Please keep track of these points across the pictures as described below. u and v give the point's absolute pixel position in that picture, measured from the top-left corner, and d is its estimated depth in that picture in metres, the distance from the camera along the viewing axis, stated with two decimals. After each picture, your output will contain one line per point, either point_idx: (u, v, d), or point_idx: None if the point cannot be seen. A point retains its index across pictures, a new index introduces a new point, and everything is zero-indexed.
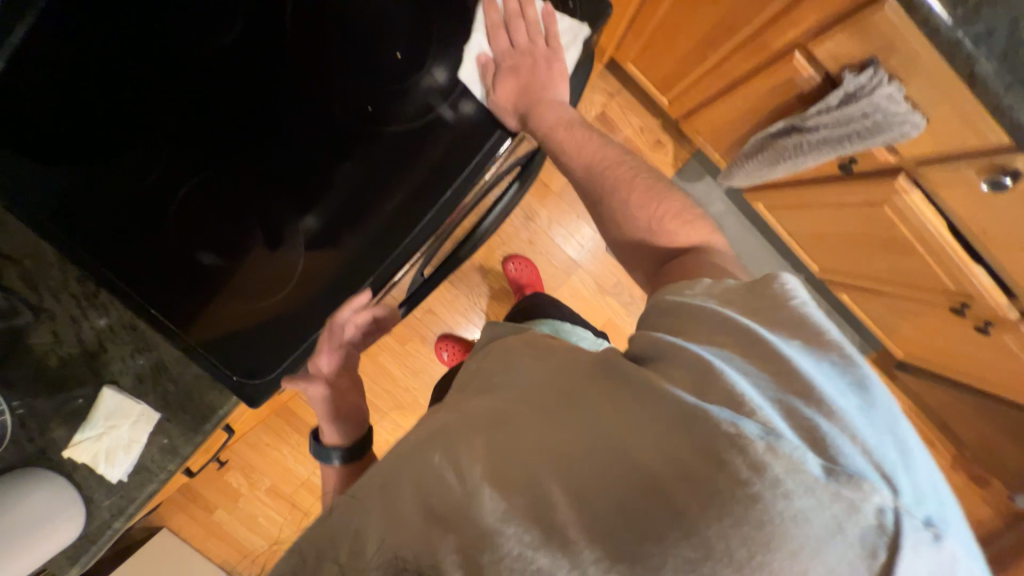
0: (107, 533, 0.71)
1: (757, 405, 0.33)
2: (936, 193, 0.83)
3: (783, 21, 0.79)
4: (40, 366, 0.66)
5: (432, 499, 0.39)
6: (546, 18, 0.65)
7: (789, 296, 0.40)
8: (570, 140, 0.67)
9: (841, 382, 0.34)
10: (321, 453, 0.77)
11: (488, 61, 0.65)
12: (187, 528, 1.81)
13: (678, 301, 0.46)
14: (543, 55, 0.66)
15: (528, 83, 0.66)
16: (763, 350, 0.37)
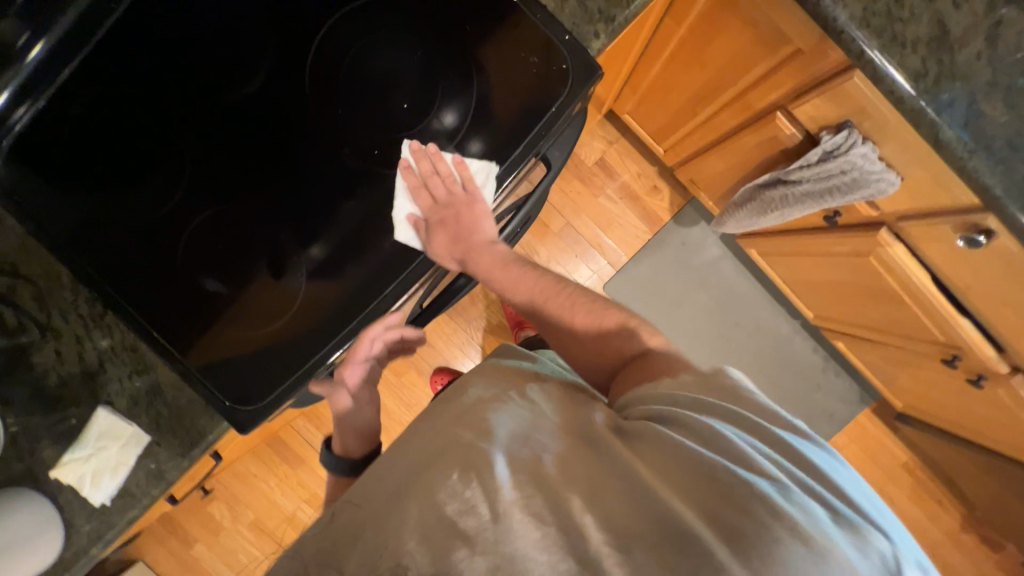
0: (82, 560, 0.70)
1: (761, 465, 0.42)
2: (917, 247, 0.87)
3: (766, 83, 0.85)
4: (41, 384, 0.68)
5: (450, 511, 0.41)
6: (459, 172, 0.67)
7: (741, 386, 0.50)
8: (511, 278, 0.76)
9: (811, 449, 0.45)
10: (328, 463, 0.82)
11: (419, 221, 0.68)
12: (163, 563, 1.74)
13: (651, 385, 0.56)
14: (466, 203, 0.70)
15: (458, 231, 0.73)
16: (747, 423, 0.46)
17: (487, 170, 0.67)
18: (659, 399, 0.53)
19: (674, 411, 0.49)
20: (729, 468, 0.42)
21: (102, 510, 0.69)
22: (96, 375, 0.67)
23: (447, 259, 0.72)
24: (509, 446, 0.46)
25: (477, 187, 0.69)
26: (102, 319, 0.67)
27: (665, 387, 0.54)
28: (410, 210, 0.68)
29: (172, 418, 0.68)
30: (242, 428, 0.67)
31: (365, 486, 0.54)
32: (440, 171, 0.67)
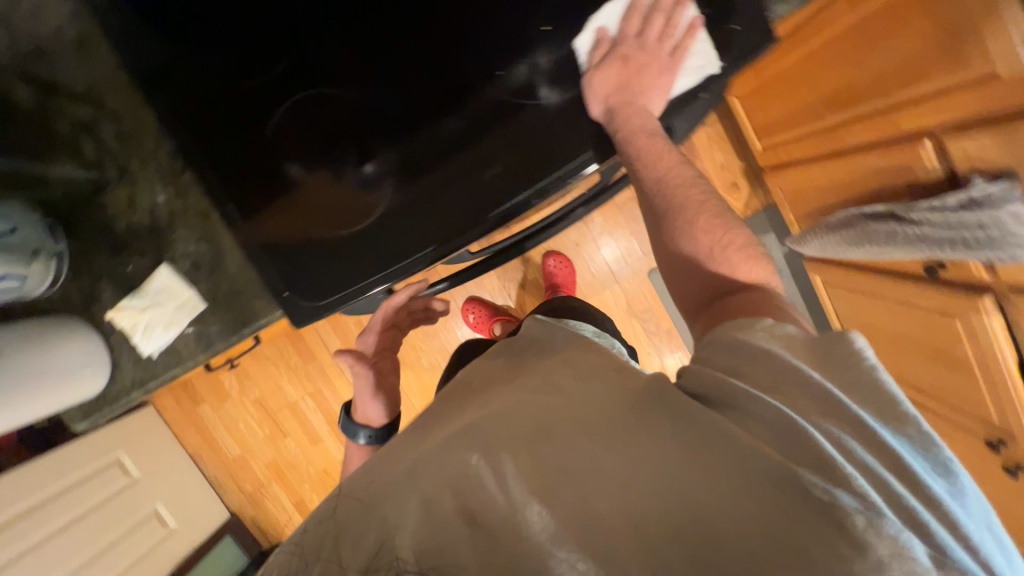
0: (122, 399, 0.74)
1: (855, 481, 0.37)
2: (1020, 326, 0.79)
3: (927, 104, 0.74)
4: (111, 226, 0.67)
5: (473, 501, 0.44)
6: (688, 29, 0.58)
7: (859, 358, 0.43)
8: (649, 145, 0.60)
9: (921, 463, 0.39)
10: (350, 429, 0.93)
11: (605, 39, 0.59)
12: (171, 411, 1.88)
13: (745, 326, 0.48)
14: (665, 61, 0.59)
15: (631, 78, 0.60)
16: (849, 419, 0.41)
17: (709, 63, 0.59)
18: (739, 363, 0.46)
19: (751, 390, 0.43)
20: (809, 482, 0.37)
21: (146, 361, 0.71)
22: (163, 232, 0.66)
23: (600, 99, 0.60)
24: (523, 438, 0.47)
25: (690, 56, 0.59)
26: (179, 176, 0.65)
27: (758, 343, 0.46)
28: (608, 26, 0.59)
29: (228, 293, 0.67)
30: (297, 322, 0.67)
31: (366, 482, 0.50)
32: (669, 16, 0.58)
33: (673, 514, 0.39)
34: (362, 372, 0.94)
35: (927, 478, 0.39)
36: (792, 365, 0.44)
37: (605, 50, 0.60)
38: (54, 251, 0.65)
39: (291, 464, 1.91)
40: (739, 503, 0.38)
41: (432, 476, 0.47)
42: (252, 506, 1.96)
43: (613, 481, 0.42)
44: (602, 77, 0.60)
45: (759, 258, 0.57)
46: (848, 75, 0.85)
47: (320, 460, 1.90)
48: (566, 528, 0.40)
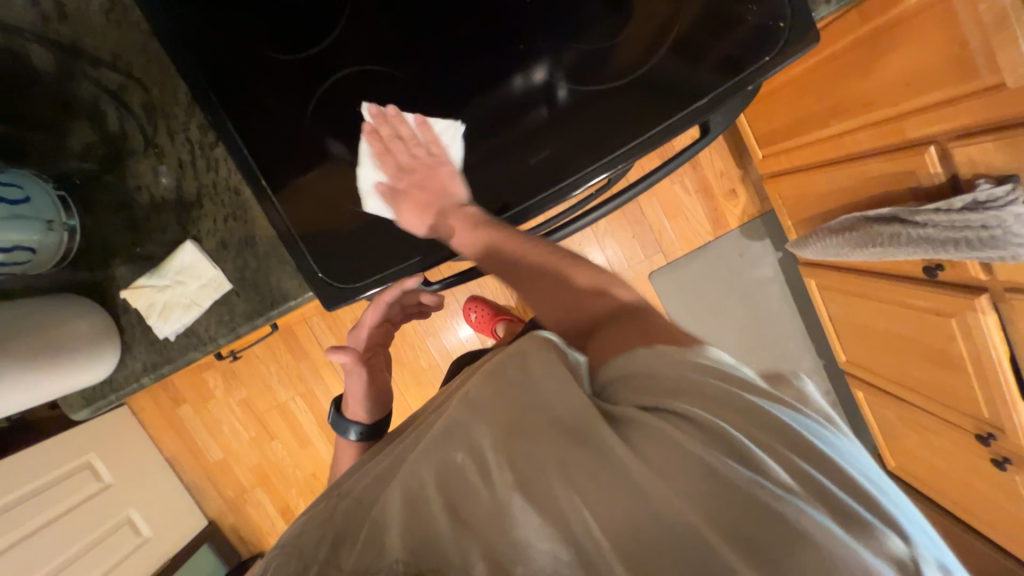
0: (131, 386, 0.69)
1: (786, 481, 0.34)
2: (1012, 323, 0.85)
3: (934, 113, 0.80)
4: (131, 200, 0.64)
5: (454, 498, 0.39)
6: (420, 128, 0.62)
7: (732, 373, 0.41)
8: (477, 239, 0.61)
9: (843, 457, 0.37)
10: (340, 425, 0.90)
11: (384, 191, 0.64)
12: (148, 412, 1.76)
13: (632, 352, 0.44)
14: (434, 164, 0.64)
15: (428, 197, 0.65)
16: (764, 422, 0.37)
17: (451, 128, 0.62)
18: (659, 382, 0.41)
19: (664, 403, 0.39)
20: (751, 486, 0.34)
21: (161, 345, 0.67)
22: (190, 207, 0.64)
23: (422, 225, 0.63)
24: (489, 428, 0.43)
25: (439, 145, 0.63)
26: (209, 150, 0.62)
27: (650, 361, 0.42)
28: (377, 179, 0.64)
29: (258, 273, 0.65)
30: (326, 305, 0.64)
31: (366, 483, 0.49)
32: (398, 133, 0.63)
33: (633, 517, 0.34)
34: (356, 372, 0.92)
35: (850, 470, 0.36)
36: (688, 376, 0.40)
37: (391, 187, 0.64)
38: (66, 228, 0.61)
39: (278, 468, 1.83)
40: (694, 507, 0.33)
41: (413, 474, 0.42)
42: (232, 514, 1.86)
43: (571, 481, 0.36)
44: (404, 214, 0.64)
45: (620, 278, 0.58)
46: (860, 84, 0.90)
47: (309, 464, 1.83)
48: (548, 534, 0.35)
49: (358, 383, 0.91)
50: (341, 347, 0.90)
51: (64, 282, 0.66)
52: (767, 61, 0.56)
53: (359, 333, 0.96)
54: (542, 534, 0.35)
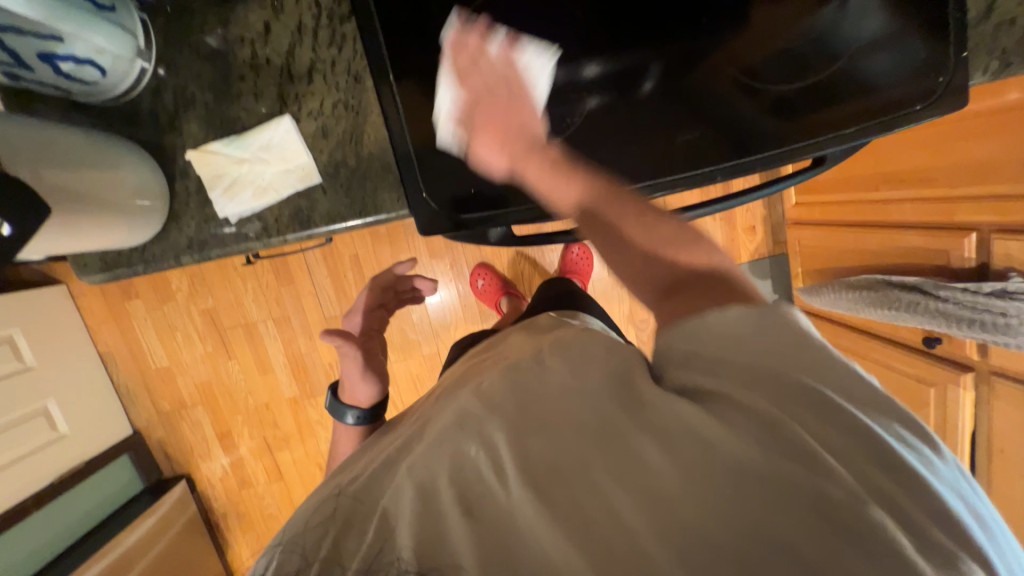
0: (167, 261, 0.61)
1: (833, 468, 0.34)
2: (985, 403, 0.97)
3: (988, 204, 0.87)
4: (229, 50, 0.55)
5: (468, 490, 0.41)
6: (506, 55, 0.55)
7: (801, 328, 0.41)
8: (553, 182, 0.53)
9: (911, 448, 0.35)
10: (336, 409, 0.74)
11: (461, 115, 0.56)
12: (88, 299, 1.54)
13: (695, 323, 0.42)
14: (518, 97, 0.56)
15: (513, 128, 0.56)
16: (848, 423, 0.36)
17: (545, 59, 0.56)
18: (708, 362, 0.41)
19: (718, 388, 0.40)
20: (803, 481, 0.33)
21: (217, 224, 0.60)
22: (297, 80, 0.56)
23: (499, 165, 0.56)
24: (516, 427, 0.44)
25: (530, 76, 0.56)
26: (340, 23, 0.55)
27: (716, 329, 0.41)
28: (452, 102, 0.56)
29: (355, 173, 0.58)
30: (422, 231, 0.59)
31: (371, 475, 0.47)
32: (484, 57, 0.55)
33: (656, 518, 0.35)
34: (352, 354, 0.75)
35: (912, 459, 0.34)
36: (763, 362, 0.39)
37: (467, 123, 0.56)
38: (140, 64, 0.53)
39: (230, 391, 1.65)
40: (719, 498, 0.34)
41: (428, 467, 0.43)
42: (162, 428, 1.66)
43: (593, 478, 0.39)
44: (477, 146, 0.56)
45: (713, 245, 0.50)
46: (926, 160, 0.97)
47: (264, 393, 1.66)
48: (564, 530, 0.37)
49: (353, 367, 0.75)
50: (334, 330, 0.73)
51: (116, 122, 0.56)
52: (916, 110, 0.56)
53: (354, 319, 0.83)
54: (544, 529, 0.37)
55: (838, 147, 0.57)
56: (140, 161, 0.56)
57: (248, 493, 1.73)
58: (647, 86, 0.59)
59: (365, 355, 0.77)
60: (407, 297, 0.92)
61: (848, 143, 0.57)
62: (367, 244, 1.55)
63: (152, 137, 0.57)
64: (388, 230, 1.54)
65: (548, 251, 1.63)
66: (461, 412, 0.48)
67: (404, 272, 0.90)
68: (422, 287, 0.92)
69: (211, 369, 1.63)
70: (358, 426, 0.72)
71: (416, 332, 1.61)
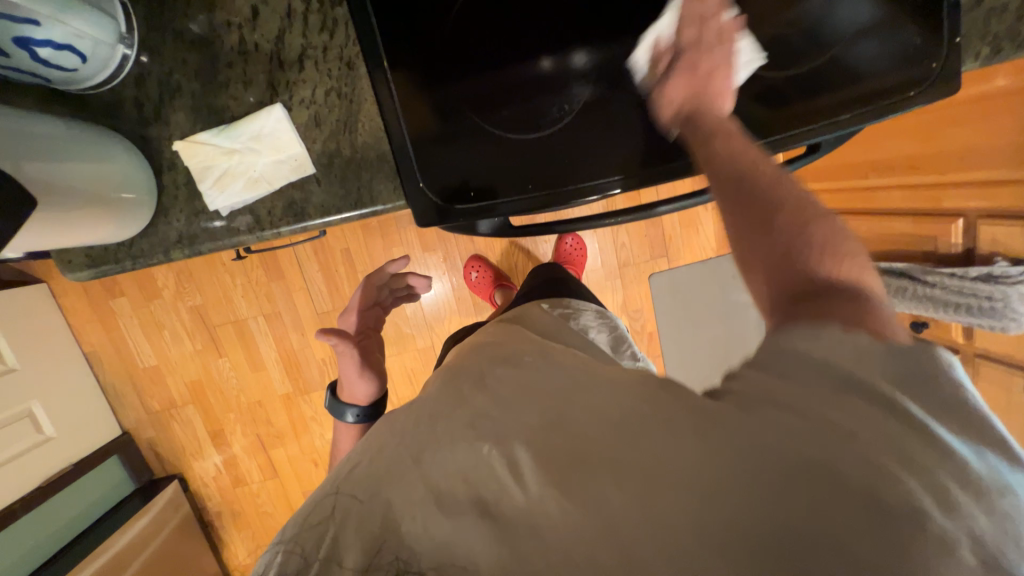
0: (156, 257, 0.59)
1: (893, 470, 0.33)
2: (970, 384, 0.99)
3: (976, 189, 0.89)
4: (215, 36, 0.53)
5: (483, 489, 0.42)
6: (732, 27, 0.56)
7: (941, 365, 0.38)
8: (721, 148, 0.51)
9: (977, 457, 0.34)
10: (335, 408, 0.74)
11: (662, 47, 0.57)
12: (70, 297, 1.50)
13: (814, 330, 0.39)
14: (718, 61, 0.55)
15: (703, 89, 0.56)
16: (910, 422, 0.35)
17: (755, 57, 0.57)
18: (806, 367, 0.38)
19: (789, 386, 0.38)
20: (848, 478, 0.34)
21: (206, 217, 0.58)
22: (288, 67, 0.55)
23: (675, 114, 0.57)
24: (535, 426, 0.46)
25: (738, 60, 0.57)
26: (330, 7, 0.53)
27: (829, 341, 0.38)
28: (666, 33, 0.56)
29: (349, 164, 0.57)
30: (416, 222, 0.59)
31: (370, 468, 0.46)
32: (714, 21, 0.56)
33: (693, 517, 0.35)
34: (349, 353, 0.73)
35: (984, 472, 0.33)
36: (857, 370, 0.37)
37: (667, 66, 0.57)
38: (122, 50, 0.51)
39: (221, 388, 1.63)
40: (755, 490, 0.35)
41: (441, 465, 0.44)
42: (152, 428, 1.63)
43: (619, 478, 0.39)
44: (663, 88, 0.56)
45: (852, 253, 0.45)
46: (914, 147, 0.98)
47: (256, 390, 1.64)
48: (583, 526, 0.37)
49: (351, 365, 0.73)
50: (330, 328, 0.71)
51: (97, 111, 0.54)
52: (909, 96, 0.56)
53: (348, 317, 0.81)
54: (567, 525, 0.38)
55: (830, 135, 0.57)
56: (128, 156, 0.54)
57: (243, 491, 1.71)
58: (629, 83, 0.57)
59: (363, 353, 0.75)
60: (403, 294, 0.90)
61: (839, 132, 0.56)
62: (359, 238, 1.52)
63: (138, 128, 0.55)
64: (379, 223, 1.52)
65: (541, 243, 1.62)
66: (471, 408, 0.50)
67: (398, 269, 0.87)
68: (417, 285, 0.91)
69: (201, 367, 1.60)
70: (359, 424, 0.73)
71: (410, 325, 1.60)
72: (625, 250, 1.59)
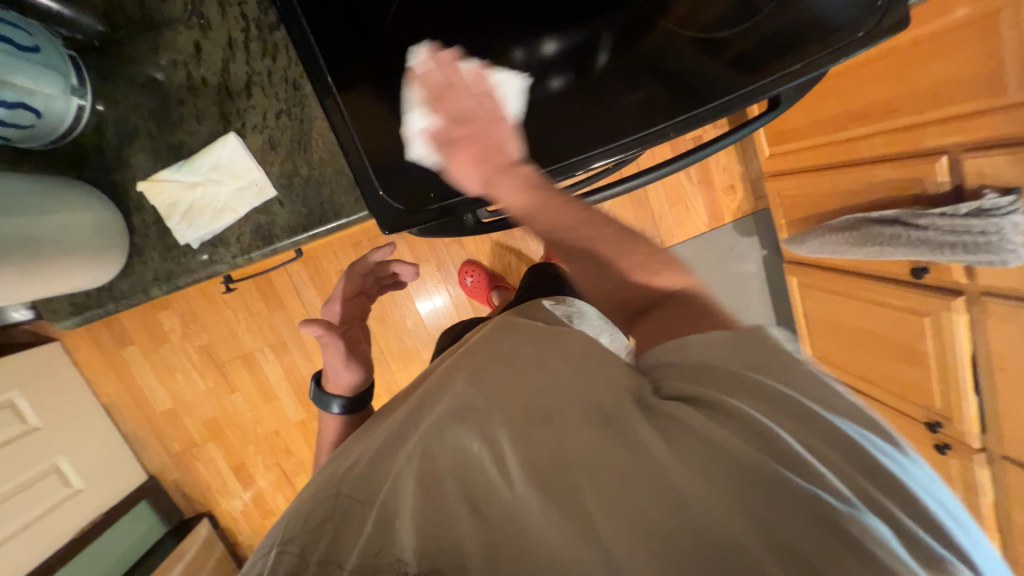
0: (137, 295, 0.62)
1: (821, 473, 0.35)
2: (979, 325, 0.97)
3: (956, 124, 0.87)
4: (166, 78, 0.57)
5: (470, 485, 0.40)
6: (478, 74, 0.56)
7: (781, 348, 0.42)
8: (529, 201, 0.52)
9: (883, 449, 0.37)
10: (320, 399, 0.75)
11: (434, 138, 0.55)
12: (84, 352, 1.54)
13: (677, 343, 0.44)
14: (490, 116, 0.55)
15: (488, 150, 0.54)
16: (813, 423, 0.37)
17: (517, 83, 0.60)
18: (684, 372, 0.42)
19: (708, 393, 0.40)
20: (790, 480, 0.34)
21: (180, 252, 0.60)
22: (236, 96, 0.58)
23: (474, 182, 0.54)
24: (520, 418, 0.44)
25: (502, 96, 0.59)
26: (269, 34, 0.56)
27: (693, 353, 0.43)
28: (426, 125, 0.55)
29: (308, 181, 0.59)
30: (383, 228, 0.59)
31: (362, 466, 0.45)
32: (459, 77, 0.55)
33: (669, 518, 0.34)
34: (333, 343, 0.74)
35: (890, 464, 0.36)
36: (737, 369, 0.41)
37: (439, 144, 0.55)
38: (76, 101, 0.54)
39: (237, 422, 1.65)
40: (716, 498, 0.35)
41: (425, 460, 0.42)
42: (177, 469, 1.66)
43: (602, 471, 0.38)
44: (451, 162, 0.54)
45: (683, 256, 0.53)
46: (888, 91, 0.96)
47: (272, 420, 1.66)
48: (570, 525, 0.36)
49: (335, 356, 0.74)
50: (313, 318, 0.72)
51: (66, 163, 0.58)
52: (859, 37, 0.53)
53: (332, 306, 0.82)
54: (550, 523, 0.36)
55: (788, 85, 0.55)
56: (97, 201, 0.56)
57: (271, 522, 1.73)
58: (557, 83, 0.61)
59: (347, 344, 0.76)
60: (388, 282, 0.90)
61: (797, 81, 0.55)
62: (352, 258, 1.54)
63: (110, 174, 0.59)
64: (370, 241, 1.53)
65: (531, 239, 1.62)
66: (460, 401, 0.48)
67: (382, 257, 0.86)
68: (402, 273, 0.90)
69: (217, 404, 1.63)
70: (345, 415, 0.74)
71: (413, 338, 1.61)
72: None
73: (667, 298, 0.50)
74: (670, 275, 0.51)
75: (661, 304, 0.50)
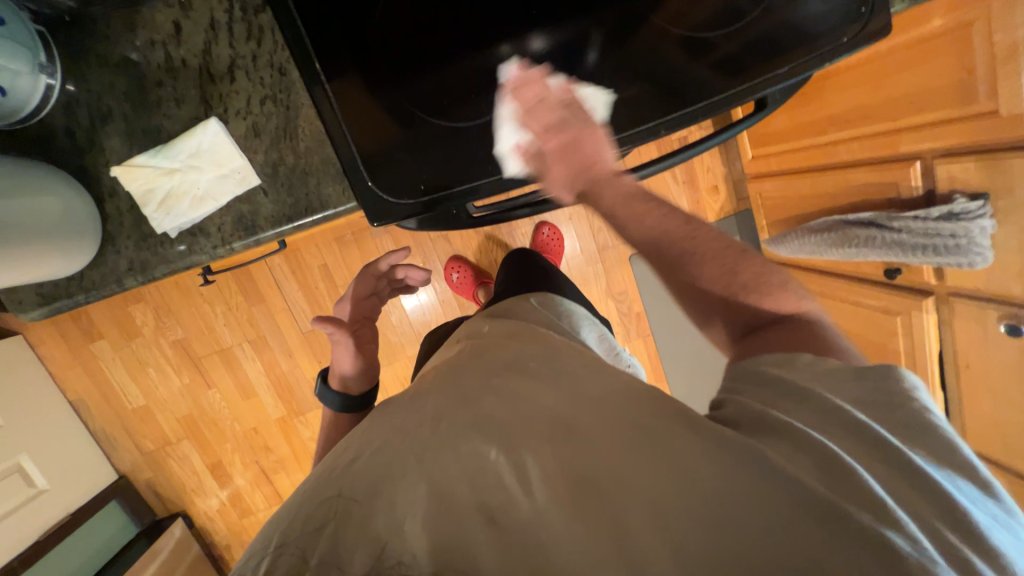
0: (110, 286, 0.59)
1: (900, 520, 0.34)
2: (947, 324, 1.01)
3: (932, 131, 0.90)
4: (143, 58, 0.55)
5: (485, 492, 0.39)
6: (567, 90, 0.57)
7: (909, 396, 0.42)
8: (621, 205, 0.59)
9: (966, 495, 0.37)
10: (322, 396, 0.72)
11: (528, 153, 0.60)
12: (48, 346, 1.47)
13: (785, 356, 0.46)
14: (583, 129, 0.58)
15: (576, 161, 0.59)
16: (895, 459, 0.38)
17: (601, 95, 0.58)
18: (781, 390, 0.44)
19: (798, 421, 0.40)
20: (850, 512, 0.34)
21: (156, 241, 0.58)
22: (218, 79, 0.56)
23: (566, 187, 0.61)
24: (543, 435, 0.43)
25: (589, 107, 0.58)
26: (254, 15, 0.55)
27: (795, 375, 0.44)
28: (518, 141, 0.59)
29: (294, 171, 0.57)
30: (372, 219, 0.58)
31: (362, 463, 0.44)
32: (547, 93, 0.57)
33: (702, 536, 0.34)
34: (343, 342, 0.73)
35: (955, 497, 0.37)
36: (829, 400, 0.42)
37: (534, 156, 0.60)
38: (45, 80, 0.52)
39: (213, 419, 1.60)
40: (760, 514, 0.34)
41: (440, 469, 0.41)
42: (149, 468, 1.60)
43: (629, 486, 0.38)
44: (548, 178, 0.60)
45: (788, 287, 0.55)
46: (866, 95, 0.99)
47: (249, 417, 1.62)
48: (594, 541, 0.35)
49: (344, 354, 0.73)
50: (326, 318, 0.71)
51: (38, 148, 0.56)
52: (843, 41, 0.55)
53: (343, 307, 0.81)
54: (574, 538, 0.35)
55: (776, 87, 0.57)
56: (71, 189, 0.54)
57: (250, 521, 1.69)
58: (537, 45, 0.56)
59: (357, 341, 0.75)
60: (400, 285, 0.88)
61: (784, 82, 0.56)
62: (334, 252, 1.51)
63: (83, 157, 0.56)
64: (354, 235, 1.50)
65: (518, 235, 1.62)
66: (474, 408, 0.47)
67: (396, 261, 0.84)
68: (415, 277, 0.87)
69: (192, 400, 1.58)
70: (348, 414, 0.71)
71: (398, 333, 1.59)
72: (600, 234, 1.60)
73: (773, 321, 0.53)
74: (771, 300, 0.54)
75: (758, 326, 0.53)
